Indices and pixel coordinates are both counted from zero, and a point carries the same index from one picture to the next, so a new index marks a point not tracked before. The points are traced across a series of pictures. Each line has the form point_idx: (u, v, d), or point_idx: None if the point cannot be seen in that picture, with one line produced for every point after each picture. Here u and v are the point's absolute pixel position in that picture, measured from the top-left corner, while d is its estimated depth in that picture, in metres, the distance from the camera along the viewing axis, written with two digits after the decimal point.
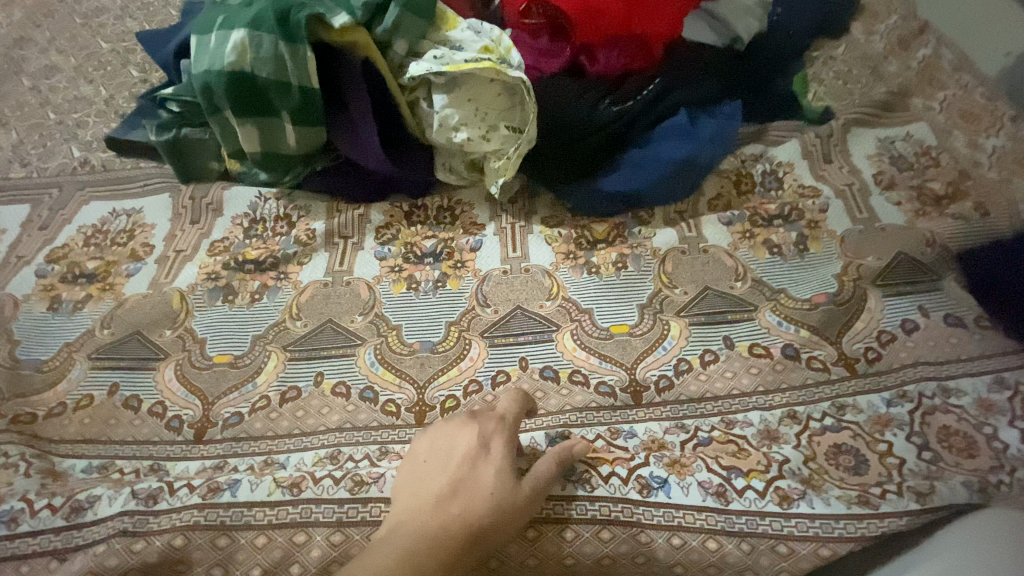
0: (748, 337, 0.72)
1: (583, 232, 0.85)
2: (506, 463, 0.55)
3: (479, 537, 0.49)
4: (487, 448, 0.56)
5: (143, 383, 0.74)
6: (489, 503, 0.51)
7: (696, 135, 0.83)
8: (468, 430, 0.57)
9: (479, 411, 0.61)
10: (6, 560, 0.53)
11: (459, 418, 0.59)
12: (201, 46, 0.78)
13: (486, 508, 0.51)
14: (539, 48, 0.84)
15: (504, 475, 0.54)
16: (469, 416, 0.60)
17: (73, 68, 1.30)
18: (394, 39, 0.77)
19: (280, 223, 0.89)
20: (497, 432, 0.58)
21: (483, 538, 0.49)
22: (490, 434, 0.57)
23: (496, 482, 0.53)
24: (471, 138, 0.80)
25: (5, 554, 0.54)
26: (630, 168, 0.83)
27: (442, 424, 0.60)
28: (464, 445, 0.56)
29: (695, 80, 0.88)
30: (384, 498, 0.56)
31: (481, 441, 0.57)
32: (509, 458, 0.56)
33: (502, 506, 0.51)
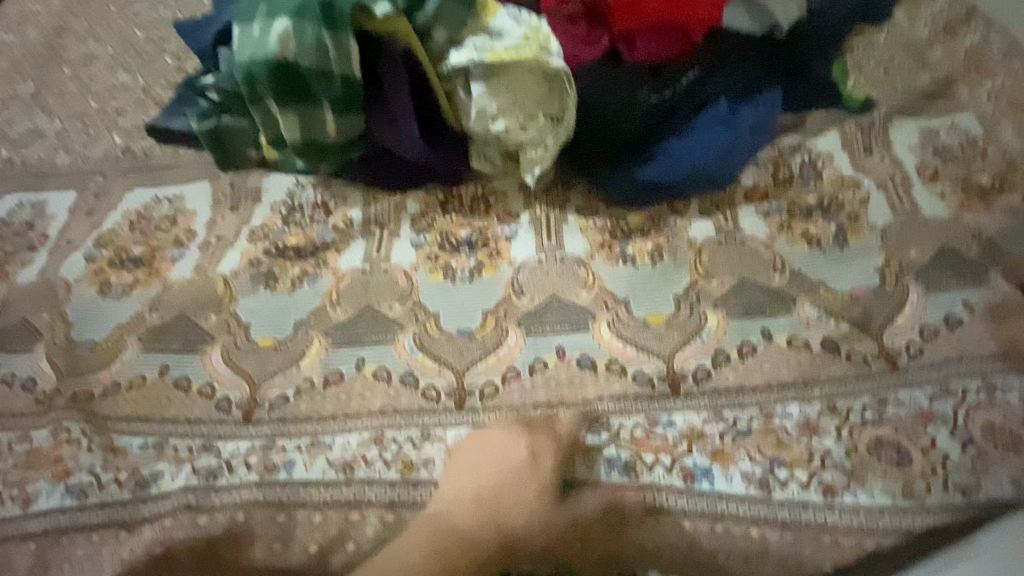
0: (787, 330, 0.72)
1: (618, 222, 0.85)
2: (551, 483, 0.60)
3: (512, 545, 0.57)
4: (537, 461, 0.61)
5: (192, 365, 0.76)
6: (526, 518, 0.58)
7: (737, 123, 0.82)
8: (521, 443, 0.62)
9: (538, 422, 0.65)
10: (76, 528, 0.63)
11: (515, 429, 0.63)
12: (244, 36, 0.79)
13: (524, 522, 0.57)
14: (578, 36, 0.84)
15: (543, 495, 0.59)
16: (524, 431, 0.63)
17: (110, 56, 1.32)
18: (434, 28, 0.79)
19: (318, 211, 0.91)
20: (549, 449, 0.62)
21: (514, 549, 0.57)
22: (542, 450, 0.61)
23: (538, 497, 0.59)
24: (509, 128, 0.80)
25: (78, 522, 0.63)
26: (668, 158, 0.82)
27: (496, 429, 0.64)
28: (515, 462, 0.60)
29: (737, 64, 0.86)
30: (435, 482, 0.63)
31: (532, 454, 0.61)
32: (556, 476, 0.61)
33: (538, 522, 0.58)
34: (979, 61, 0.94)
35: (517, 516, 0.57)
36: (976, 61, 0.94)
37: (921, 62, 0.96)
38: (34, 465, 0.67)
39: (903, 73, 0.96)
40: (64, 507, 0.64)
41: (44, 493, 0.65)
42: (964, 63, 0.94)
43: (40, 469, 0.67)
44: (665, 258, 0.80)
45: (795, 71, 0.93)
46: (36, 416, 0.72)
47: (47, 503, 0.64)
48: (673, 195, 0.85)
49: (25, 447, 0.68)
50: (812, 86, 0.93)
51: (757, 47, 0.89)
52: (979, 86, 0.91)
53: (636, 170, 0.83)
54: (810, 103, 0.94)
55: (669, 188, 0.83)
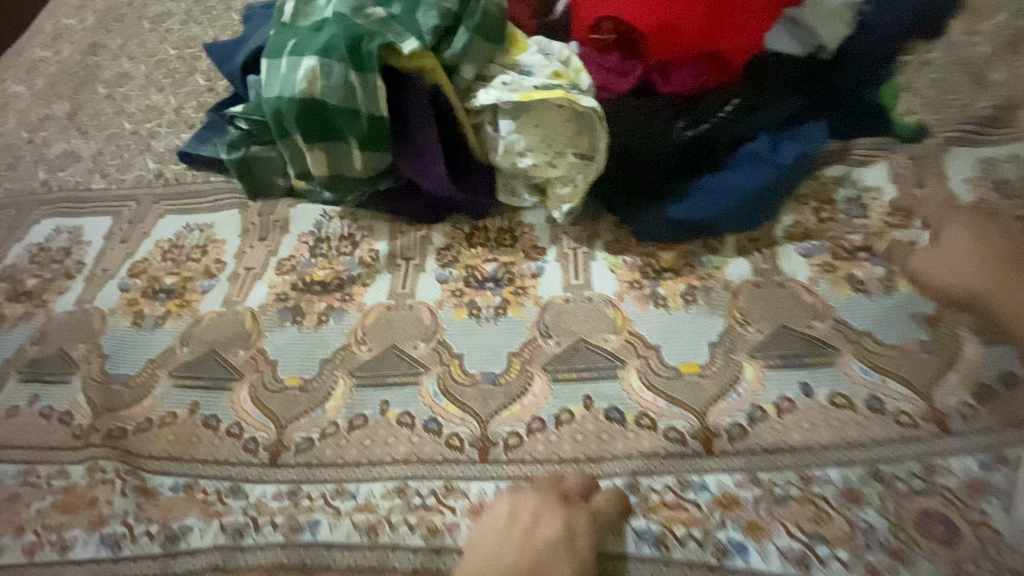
0: (828, 386, 0.69)
1: (649, 260, 0.82)
2: (585, 566, 0.56)
3: None
4: (573, 539, 0.57)
5: (221, 403, 0.77)
6: None
7: (777, 160, 0.78)
8: (557, 515, 0.59)
9: (575, 493, 0.61)
10: None
11: (552, 499, 0.60)
12: (272, 72, 0.78)
13: None
14: (608, 66, 0.81)
15: None
16: (561, 501, 0.60)
17: (144, 76, 1.35)
18: (461, 64, 0.77)
19: (344, 243, 0.91)
20: (586, 525, 0.59)
21: None
22: (579, 528, 0.58)
23: None
24: (537, 164, 0.78)
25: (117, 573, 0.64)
26: (703, 194, 0.78)
27: (530, 494, 0.61)
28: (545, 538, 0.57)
29: (780, 97, 0.81)
30: (459, 548, 0.62)
31: (568, 530, 0.58)
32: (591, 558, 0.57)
33: None
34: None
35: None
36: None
37: (983, 83, 0.89)
38: (68, 507, 0.69)
39: (962, 96, 0.89)
40: (99, 559, 0.65)
41: (81, 542, 0.66)
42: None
43: (76, 512, 0.68)
44: (699, 301, 0.77)
45: (841, 94, 0.87)
46: (71, 452, 0.74)
47: (83, 552, 0.66)
48: (705, 231, 0.80)
49: (62, 484, 0.71)
50: (858, 111, 0.87)
51: (802, 72, 0.84)
52: None
53: (667, 206, 0.79)
54: (856, 130, 0.87)
55: (702, 227, 0.79)
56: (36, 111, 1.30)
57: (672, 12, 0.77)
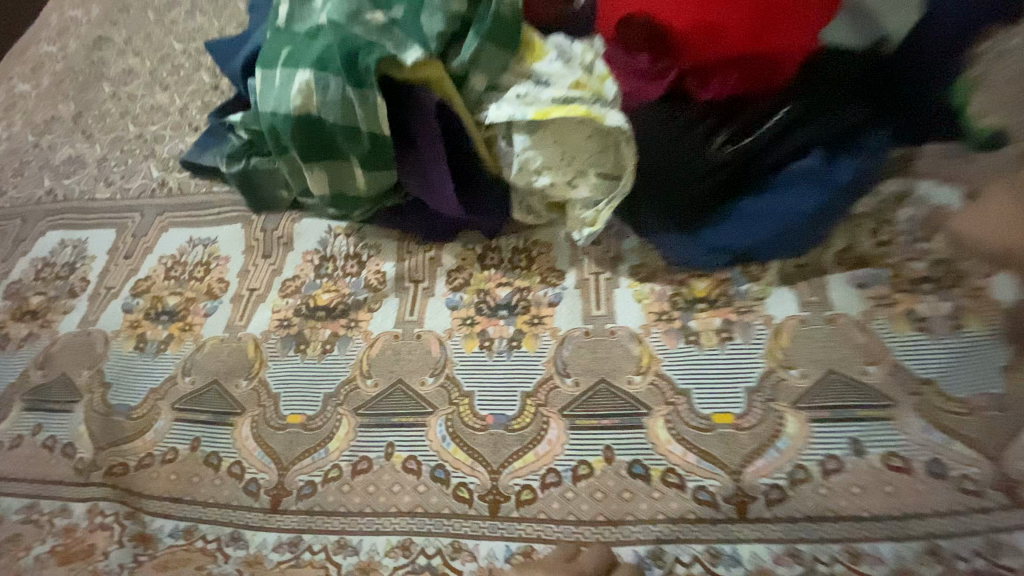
0: (882, 445, 0.61)
1: (680, 289, 0.74)
2: None
3: None
4: None
5: (222, 439, 0.74)
6: None
7: (830, 181, 0.67)
8: None
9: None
10: None
11: None
12: (266, 85, 0.72)
13: None
14: (640, 68, 0.70)
15: None
16: None
17: (149, 73, 1.29)
18: (471, 73, 0.70)
19: (350, 263, 0.86)
20: None
21: None
22: None
23: None
24: (555, 184, 0.71)
25: None
26: (742, 220, 0.70)
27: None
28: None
29: (839, 102, 0.69)
30: None
31: None
32: None
33: None
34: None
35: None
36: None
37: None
38: (68, 552, 0.67)
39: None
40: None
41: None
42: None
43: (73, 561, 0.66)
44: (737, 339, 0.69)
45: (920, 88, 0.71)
46: (72, 488, 0.72)
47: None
48: (743, 258, 0.73)
49: (64, 524, 0.69)
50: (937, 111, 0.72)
51: (869, 66, 0.70)
52: None
53: (701, 232, 0.71)
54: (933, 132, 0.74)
55: (740, 254, 0.72)
56: (42, 113, 1.27)
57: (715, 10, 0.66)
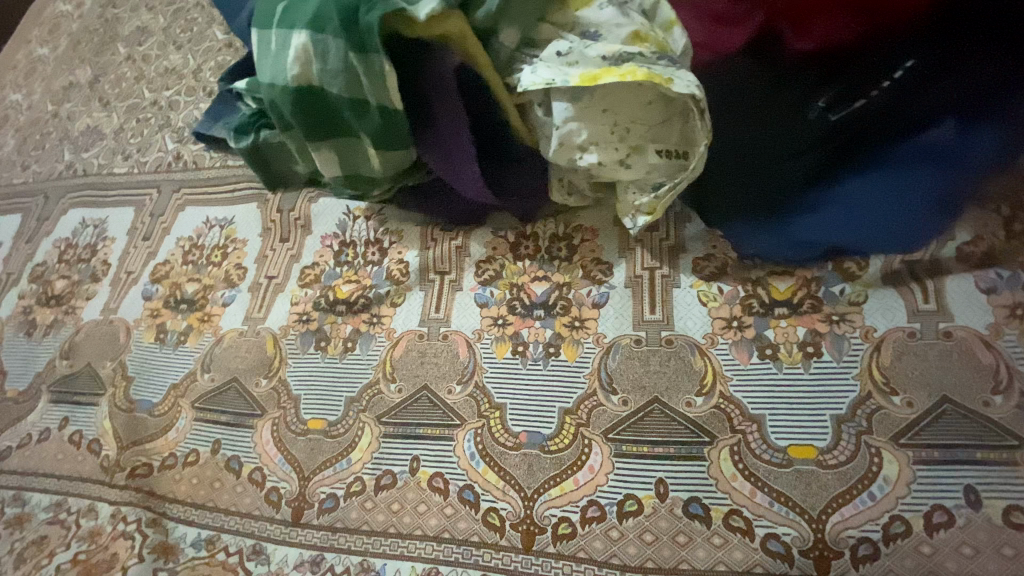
0: (1008, 497, 0.49)
1: (754, 290, 0.62)
2: None
3: None
4: None
5: (242, 443, 0.70)
6: None
7: (964, 159, 0.51)
8: None
9: None
10: None
11: None
12: (262, 49, 0.61)
13: None
14: (714, 11, 0.55)
15: None
16: None
17: (162, 30, 1.21)
18: (500, 26, 0.56)
19: (371, 250, 0.77)
20: None
21: None
22: None
23: None
24: (604, 163, 0.58)
25: None
26: (842, 210, 0.55)
27: None
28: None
29: (998, 47, 0.49)
30: None
31: None
32: None
33: None
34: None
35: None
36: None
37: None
38: (94, 552, 0.67)
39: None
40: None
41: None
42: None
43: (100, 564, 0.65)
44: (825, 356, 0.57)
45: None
46: (97, 487, 0.70)
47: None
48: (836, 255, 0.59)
49: (91, 524, 0.68)
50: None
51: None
52: None
53: (782, 221, 0.58)
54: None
55: (831, 249, 0.58)
56: (60, 78, 1.21)
57: None
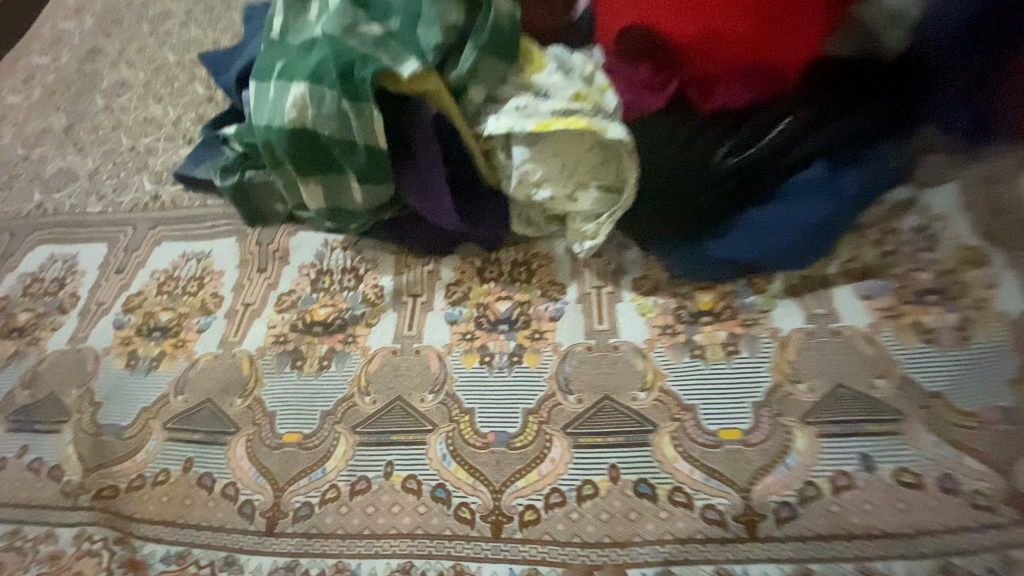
0: (893, 460, 0.60)
1: (684, 302, 0.73)
2: None
3: None
4: None
5: (215, 459, 0.72)
6: None
7: (836, 192, 0.66)
8: None
9: None
10: None
11: None
12: (260, 98, 0.71)
13: None
14: (640, 80, 0.71)
15: None
16: None
17: (142, 84, 1.29)
18: (469, 85, 0.69)
19: (347, 276, 0.84)
20: None
21: None
22: None
23: None
24: (555, 197, 0.70)
25: None
26: (751, 232, 0.69)
27: None
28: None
29: (848, 110, 0.67)
30: None
31: None
32: None
33: None
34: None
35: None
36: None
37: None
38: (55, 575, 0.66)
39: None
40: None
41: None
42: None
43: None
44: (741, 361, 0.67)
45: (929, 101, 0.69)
46: (61, 511, 0.70)
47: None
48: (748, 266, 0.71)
49: (50, 549, 0.67)
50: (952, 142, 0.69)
51: (877, 67, 0.69)
52: None
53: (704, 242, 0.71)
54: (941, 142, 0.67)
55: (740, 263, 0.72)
56: (34, 125, 1.25)
57: (714, 19, 0.67)
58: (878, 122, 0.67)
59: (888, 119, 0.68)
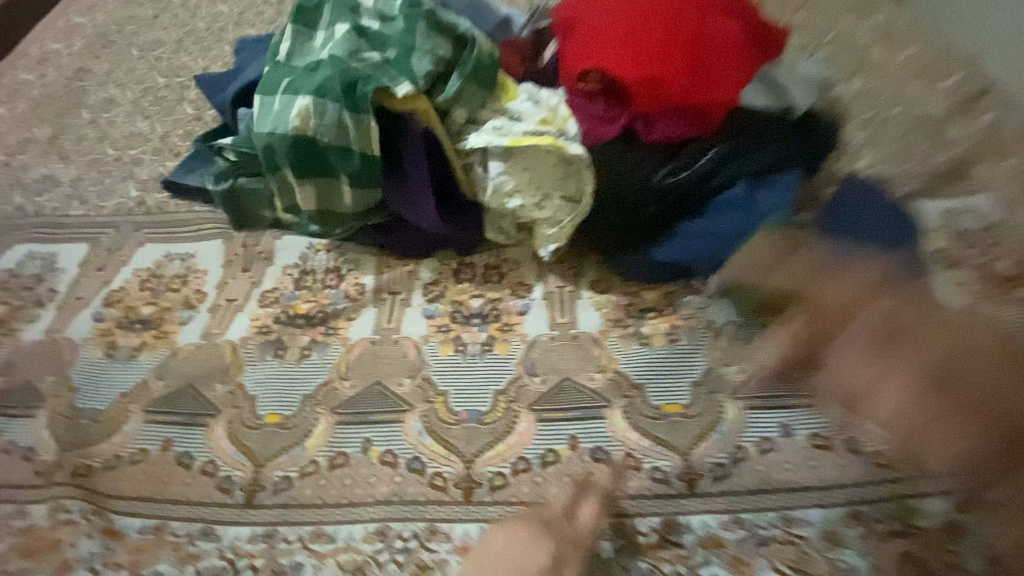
0: (808, 427, 0.70)
1: (633, 300, 0.84)
2: None
3: None
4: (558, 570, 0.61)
5: (195, 440, 0.75)
6: None
7: (753, 208, 0.82)
8: (540, 547, 0.61)
9: (553, 520, 0.64)
10: None
11: (536, 531, 0.63)
12: (265, 109, 0.80)
13: None
14: (595, 113, 0.86)
15: None
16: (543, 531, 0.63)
17: (130, 103, 1.35)
18: (453, 107, 0.80)
19: (330, 276, 0.91)
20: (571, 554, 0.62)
21: None
22: (563, 557, 0.61)
23: None
24: (525, 206, 0.81)
25: None
26: (685, 240, 0.82)
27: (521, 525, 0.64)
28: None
29: (758, 148, 0.85)
30: None
31: (554, 561, 0.61)
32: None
33: None
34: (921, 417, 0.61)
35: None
36: (994, 377, 0.62)
37: (898, 340, 0.65)
38: (30, 549, 0.67)
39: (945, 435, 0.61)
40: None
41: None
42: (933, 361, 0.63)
43: (37, 555, 0.66)
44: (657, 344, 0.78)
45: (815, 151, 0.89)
46: (34, 490, 0.71)
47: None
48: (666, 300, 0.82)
49: (21, 525, 0.69)
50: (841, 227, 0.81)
51: (777, 120, 0.88)
52: (996, 167, 0.94)
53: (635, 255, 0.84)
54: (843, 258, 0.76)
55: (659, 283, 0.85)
56: (16, 134, 1.28)
57: (655, 69, 0.84)
58: (782, 158, 0.85)
59: (789, 157, 0.86)
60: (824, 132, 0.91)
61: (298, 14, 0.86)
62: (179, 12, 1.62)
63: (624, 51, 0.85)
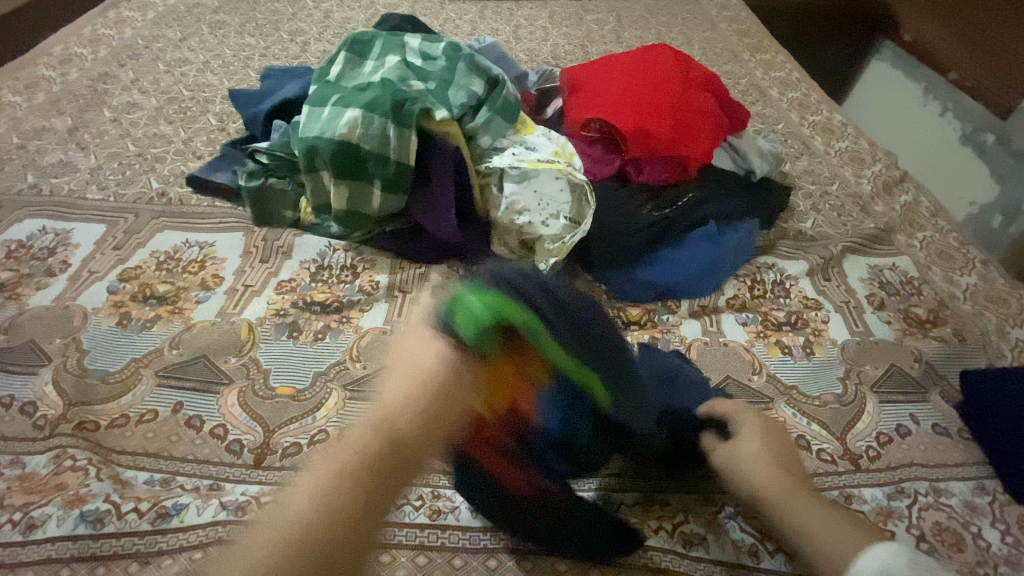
0: None
1: (619, 313, 0.94)
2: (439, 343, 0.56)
3: (393, 438, 0.50)
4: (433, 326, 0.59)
5: (206, 405, 0.78)
6: (412, 392, 0.53)
7: (722, 242, 0.97)
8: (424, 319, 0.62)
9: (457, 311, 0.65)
10: (86, 560, 0.62)
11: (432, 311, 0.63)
12: (313, 117, 0.91)
13: (402, 403, 0.52)
14: (593, 156, 1.03)
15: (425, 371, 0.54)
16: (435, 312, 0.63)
17: (153, 108, 1.43)
18: (480, 133, 0.94)
19: (346, 272, 0.99)
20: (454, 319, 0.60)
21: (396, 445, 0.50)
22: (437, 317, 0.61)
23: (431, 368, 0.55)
24: (532, 222, 0.92)
25: (89, 553, 0.62)
26: (664, 264, 0.96)
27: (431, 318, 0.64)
28: (444, 381, 0.54)
29: (723, 198, 1.04)
30: (460, 526, 0.68)
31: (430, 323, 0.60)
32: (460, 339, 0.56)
33: (415, 398, 0.52)
34: (777, 507, 0.63)
35: (414, 450, 0.50)
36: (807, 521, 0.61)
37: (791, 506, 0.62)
38: (30, 489, 0.68)
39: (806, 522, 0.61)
40: (75, 535, 0.63)
41: (54, 519, 0.64)
42: (778, 476, 0.65)
43: (41, 493, 0.67)
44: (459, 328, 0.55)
45: (765, 206, 1.10)
46: (35, 441, 0.73)
47: (50, 530, 0.64)
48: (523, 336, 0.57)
49: (18, 472, 0.70)
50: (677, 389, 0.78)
51: (736, 180, 1.10)
52: (911, 237, 1.15)
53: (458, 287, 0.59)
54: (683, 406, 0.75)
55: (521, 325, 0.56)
56: (34, 122, 1.33)
57: (645, 122, 1.00)
58: (742, 209, 1.05)
59: (746, 210, 1.06)
60: (774, 194, 1.12)
61: (351, 45, 1.00)
62: (206, 38, 1.74)
63: (620, 106, 1.02)
